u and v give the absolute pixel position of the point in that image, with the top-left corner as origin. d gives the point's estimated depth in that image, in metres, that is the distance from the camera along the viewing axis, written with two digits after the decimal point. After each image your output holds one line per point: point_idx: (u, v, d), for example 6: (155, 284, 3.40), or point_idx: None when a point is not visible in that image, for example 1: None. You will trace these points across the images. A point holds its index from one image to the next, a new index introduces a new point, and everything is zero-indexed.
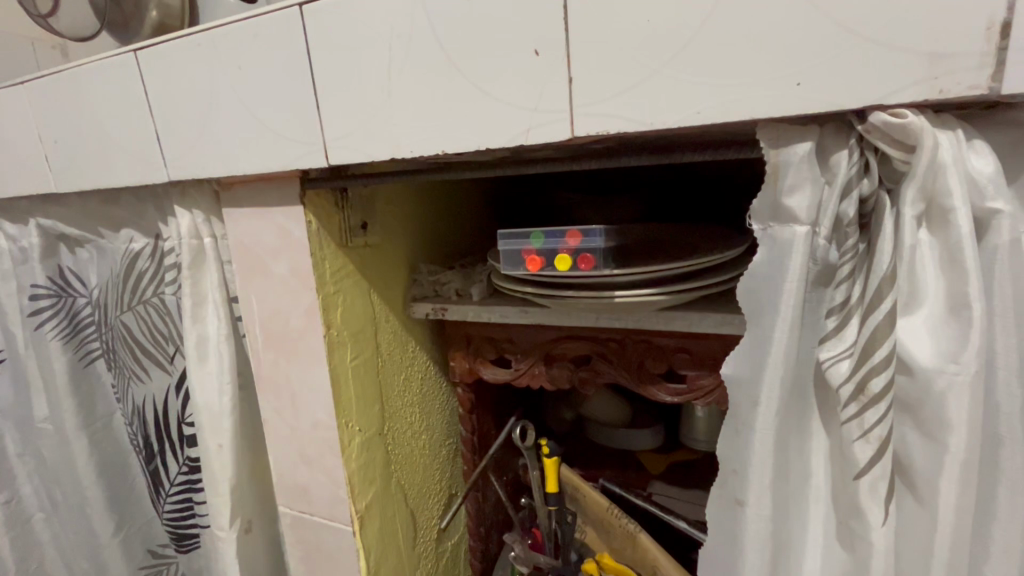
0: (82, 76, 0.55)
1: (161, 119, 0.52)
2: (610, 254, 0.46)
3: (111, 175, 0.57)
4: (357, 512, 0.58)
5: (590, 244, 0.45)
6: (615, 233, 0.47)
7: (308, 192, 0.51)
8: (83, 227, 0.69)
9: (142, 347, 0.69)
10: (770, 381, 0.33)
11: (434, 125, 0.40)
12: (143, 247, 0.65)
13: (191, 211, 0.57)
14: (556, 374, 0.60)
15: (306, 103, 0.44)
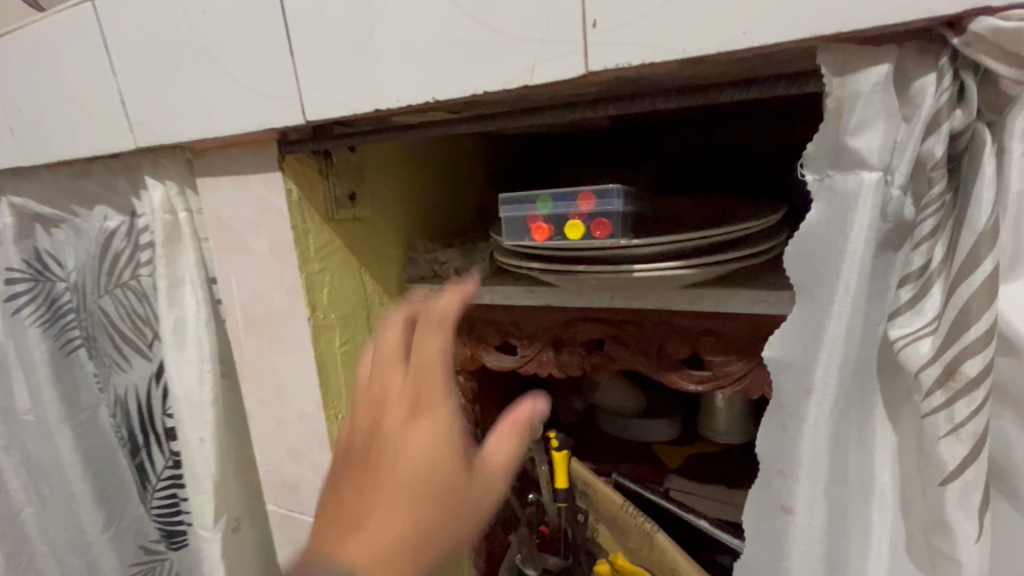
0: (40, 33, 0.50)
1: (124, 78, 0.46)
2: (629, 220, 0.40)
3: (74, 144, 0.52)
4: None
5: (606, 208, 0.39)
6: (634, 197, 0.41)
7: (286, 156, 0.45)
8: (57, 205, 0.64)
9: (120, 333, 0.64)
10: (826, 366, 0.27)
11: (423, 69, 0.34)
12: (119, 225, 0.60)
13: (163, 181, 0.52)
14: (565, 361, 0.55)
15: (279, 50, 0.39)
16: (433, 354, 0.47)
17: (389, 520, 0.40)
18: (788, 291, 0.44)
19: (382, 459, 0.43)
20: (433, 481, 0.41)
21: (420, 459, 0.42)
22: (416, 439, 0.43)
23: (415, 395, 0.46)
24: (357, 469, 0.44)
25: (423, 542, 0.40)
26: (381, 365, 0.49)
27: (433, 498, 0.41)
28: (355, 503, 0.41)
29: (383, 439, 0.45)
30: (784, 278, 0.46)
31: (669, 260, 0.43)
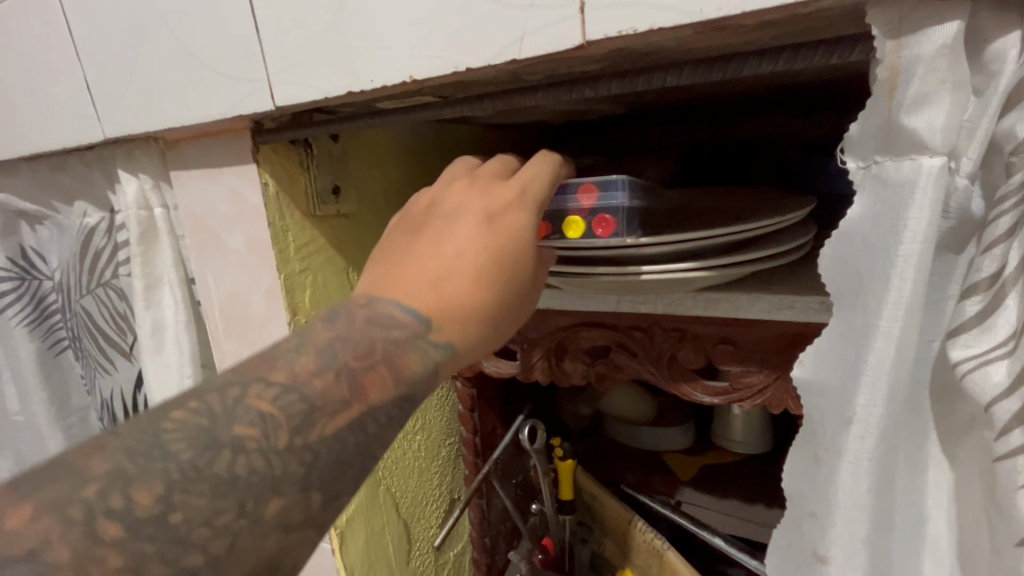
0: (5, 18, 0.47)
1: (90, 63, 0.43)
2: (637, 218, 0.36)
3: (42, 136, 0.48)
4: (336, 528, 0.50)
5: (609, 202, 0.34)
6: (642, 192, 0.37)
7: (262, 146, 0.42)
8: (37, 200, 0.61)
9: (104, 334, 0.61)
10: (870, 392, 0.23)
11: (397, 43, 0.30)
12: (99, 221, 0.58)
13: (137, 175, 0.49)
14: (568, 369, 0.51)
15: (243, 25, 0.35)
16: (545, 184, 0.32)
17: (451, 274, 0.29)
18: (816, 296, 0.39)
19: (457, 228, 0.30)
20: (519, 271, 0.30)
21: (471, 245, 0.29)
22: (487, 243, 0.29)
23: (489, 196, 0.31)
24: (418, 220, 0.32)
25: (482, 314, 0.29)
26: (465, 181, 0.32)
27: (509, 273, 0.29)
28: (424, 240, 0.30)
29: (447, 220, 0.31)
30: (810, 281, 0.41)
31: (683, 261, 0.38)
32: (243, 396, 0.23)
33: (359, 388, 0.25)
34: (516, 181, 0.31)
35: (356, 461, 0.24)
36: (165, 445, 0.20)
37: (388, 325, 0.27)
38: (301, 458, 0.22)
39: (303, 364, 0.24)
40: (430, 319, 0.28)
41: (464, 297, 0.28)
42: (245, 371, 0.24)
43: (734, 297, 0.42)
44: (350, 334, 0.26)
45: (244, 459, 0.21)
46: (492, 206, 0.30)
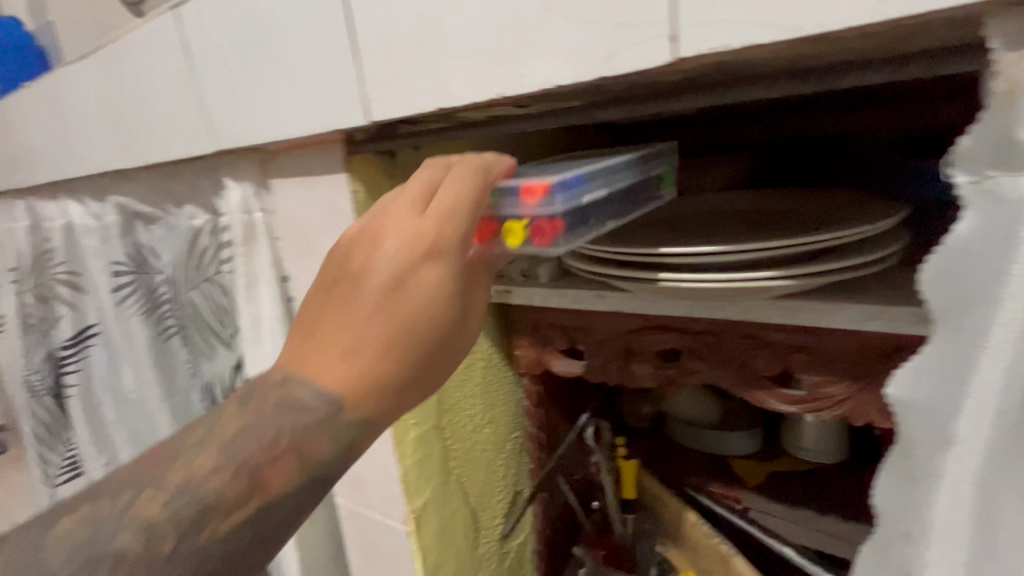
0: (134, 45, 0.53)
1: (203, 83, 0.48)
2: (579, 219, 0.32)
3: (163, 149, 0.54)
4: (413, 511, 0.54)
5: (550, 208, 0.31)
6: (591, 191, 0.33)
7: (353, 156, 0.45)
8: (153, 204, 0.69)
9: (209, 324, 0.68)
10: (976, 416, 0.22)
11: (485, 63, 0.31)
12: (205, 223, 0.64)
13: (242, 183, 0.54)
14: (636, 371, 0.52)
15: (340, 46, 0.37)
16: (455, 231, 0.32)
17: (364, 338, 0.32)
18: (907, 307, 0.37)
19: (373, 284, 0.32)
20: (431, 329, 0.33)
21: (386, 309, 0.32)
22: (403, 307, 0.32)
23: (402, 244, 0.32)
24: (332, 275, 0.33)
25: (400, 370, 0.33)
26: (378, 226, 0.33)
27: (420, 332, 0.32)
28: (339, 302, 0.32)
29: (363, 269, 0.32)
30: (902, 291, 0.39)
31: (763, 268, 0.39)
32: (133, 502, 0.29)
33: (252, 484, 0.31)
34: (428, 229, 0.32)
35: (276, 528, 0.31)
36: (47, 557, 0.27)
37: (301, 409, 0.32)
38: (182, 562, 0.29)
39: (201, 465, 0.30)
40: (353, 380, 0.32)
41: (376, 365, 0.32)
42: (142, 475, 0.30)
43: (816, 305, 0.40)
44: (264, 419, 0.32)
45: (127, 564, 0.28)
46: (405, 260, 0.32)
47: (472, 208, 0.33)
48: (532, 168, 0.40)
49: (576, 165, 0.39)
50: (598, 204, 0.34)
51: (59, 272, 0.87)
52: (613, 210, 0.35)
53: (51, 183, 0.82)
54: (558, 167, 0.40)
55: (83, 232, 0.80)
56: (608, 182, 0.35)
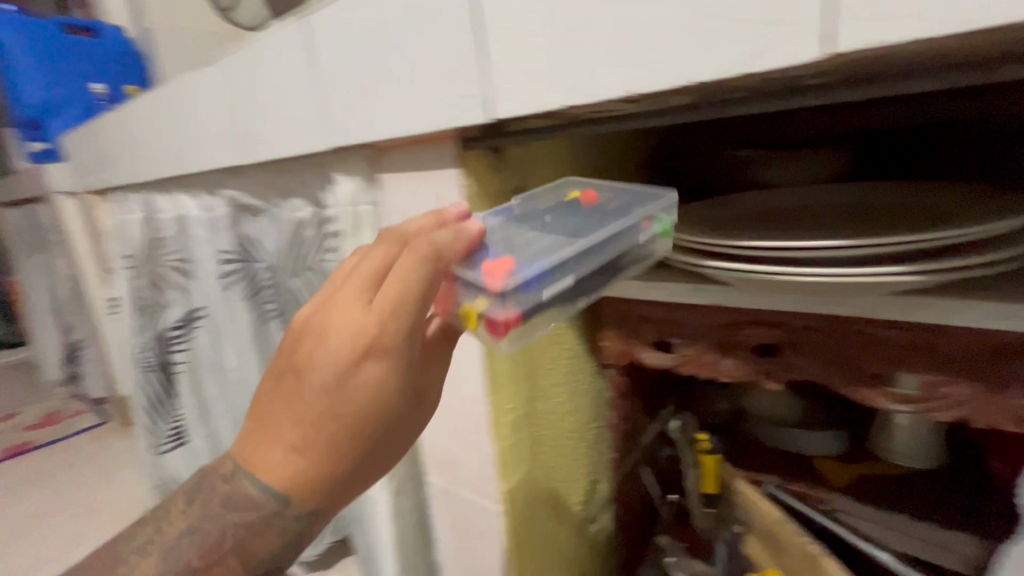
0: (257, 51, 0.58)
1: (322, 85, 0.51)
2: (534, 312, 0.37)
3: (281, 146, 0.59)
4: (505, 492, 0.56)
5: (501, 303, 0.36)
6: (551, 285, 0.38)
7: (466, 152, 0.47)
8: (262, 198, 0.75)
9: None
10: None
11: (617, 61, 0.32)
12: (309, 215, 0.68)
13: (352, 177, 0.57)
14: (730, 365, 0.52)
15: (461, 47, 0.39)
16: (388, 337, 0.38)
17: (308, 433, 0.38)
18: None
19: (319, 378, 0.38)
20: (368, 422, 0.39)
21: (327, 405, 0.38)
22: (343, 403, 0.38)
23: (345, 341, 0.37)
24: (283, 369, 0.39)
25: (349, 454, 0.39)
26: (321, 327, 0.38)
27: (363, 423, 0.39)
28: (289, 398, 0.38)
29: (310, 361, 0.38)
30: None
31: (883, 265, 0.38)
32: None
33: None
34: (362, 333, 0.38)
35: None
36: None
37: (253, 503, 0.41)
38: None
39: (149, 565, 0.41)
40: (307, 467, 0.39)
41: (318, 454, 0.39)
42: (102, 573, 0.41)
43: (939, 302, 0.39)
44: (218, 521, 0.42)
45: None
46: (347, 357, 0.38)
47: (412, 302, 0.38)
48: (506, 231, 0.44)
49: (548, 237, 0.42)
50: (557, 295, 0.39)
51: (172, 260, 0.96)
52: (572, 295, 0.40)
53: (167, 179, 0.90)
54: (533, 231, 0.44)
55: (195, 223, 0.87)
56: (572, 271, 0.39)
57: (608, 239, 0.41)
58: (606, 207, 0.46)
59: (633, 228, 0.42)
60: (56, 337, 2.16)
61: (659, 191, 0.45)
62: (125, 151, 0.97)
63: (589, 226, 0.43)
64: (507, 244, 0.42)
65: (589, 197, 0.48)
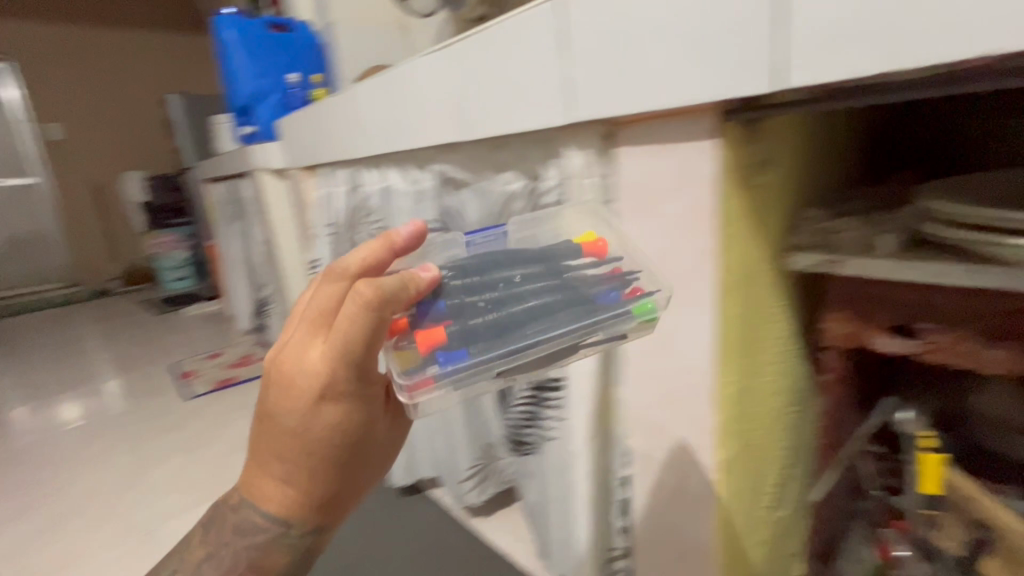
0: (500, 34, 0.63)
1: (570, 62, 0.55)
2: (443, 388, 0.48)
3: (515, 122, 0.65)
4: (719, 462, 0.57)
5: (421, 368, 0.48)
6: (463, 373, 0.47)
7: (724, 123, 0.48)
8: (473, 171, 0.83)
9: None
10: None
11: (970, 20, 0.31)
12: (520, 188, 0.73)
13: (582, 150, 0.61)
14: (999, 355, 0.48)
15: (753, 16, 0.39)
16: (336, 385, 0.49)
17: (290, 462, 0.52)
18: None
19: (286, 424, 0.50)
20: (332, 451, 0.52)
21: (298, 441, 0.51)
22: (309, 440, 0.51)
23: (303, 389, 0.49)
24: (263, 413, 0.52)
25: (323, 474, 0.53)
26: (284, 383, 0.50)
27: (329, 450, 0.52)
28: (270, 438, 0.52)
29: (279, 406, 0.50)
30: None
31: None
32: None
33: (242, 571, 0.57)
34: (316, 385, 0.49)
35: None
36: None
37: (266, 520, 0.56)
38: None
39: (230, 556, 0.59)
40: (292, 486, 0.54)
41: (304, 475, 0.53)
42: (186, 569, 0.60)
43: None
44: (242, 533, 0.58)
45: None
46: (305, 404, 0.49)
47: (353, 354, 0.48)
48: (468, 289, 0.52)
49: (498, 316, 0.50)
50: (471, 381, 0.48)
51: (375, 228, 1.09)
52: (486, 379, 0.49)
53: (379, 155, 1.03)
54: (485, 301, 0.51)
55: (399, 194, 0.98)
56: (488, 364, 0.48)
57: (564, 335, 0.48)
58: (592, 260, 0.55)
59: (616, 309, 0.50)
60: (247, 292, 2.56)
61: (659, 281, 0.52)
62: (341, 130, 1.12)
63: (539, 316, 0.50)
64: (457, 309, 0.51)
65: (592, 244, 0.55)
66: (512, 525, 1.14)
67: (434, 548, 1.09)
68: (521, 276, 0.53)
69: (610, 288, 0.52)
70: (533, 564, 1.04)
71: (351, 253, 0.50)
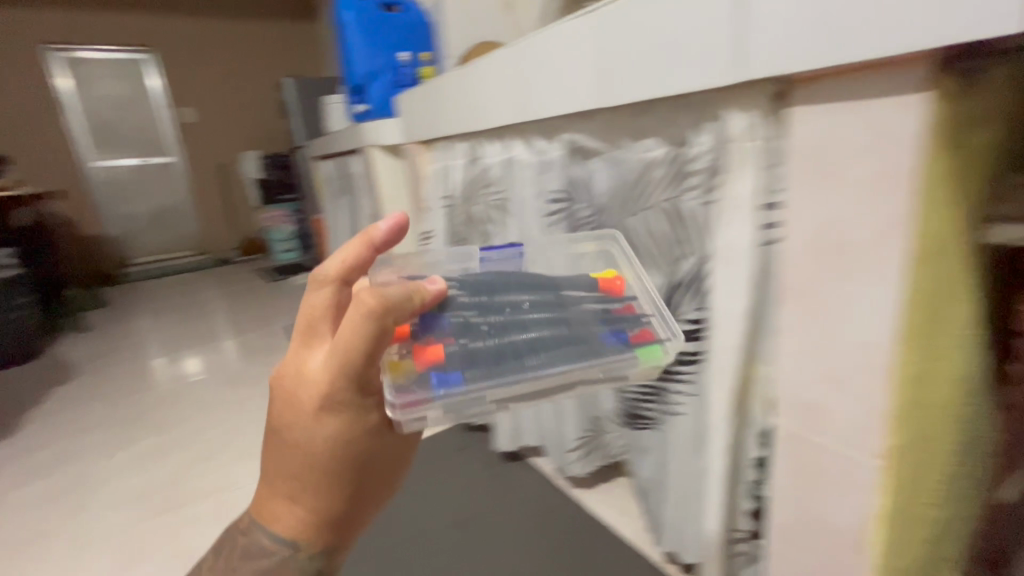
0: None
1: (744, 15, 0.52)
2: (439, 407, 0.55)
3: (668, 85, 0.63)
4: (889, 448, 0.53)
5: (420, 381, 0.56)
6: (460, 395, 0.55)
7: (936, 73, 0.43)
8: (608, 140, 0.82)
9: (644, 248, 0.79)
10: None
11: None
12: (662, 155, 0.72)
13: (747, 112, 0.58)
14: None
15: None
16: (335, 390, 0.49)
17: (296, 479, 0.52)
18: None
19: (293, 436, 0.51)
20: (337, 464, 0.52)
21: (302, 454, 0.51)
22: (314, 451, 0.51)
23: (306, 398, 0.50)
24: (269, 431, 0.53)
25: (330, 488, 0.52)
26: (289, 395, 0.51)
27: (335, 461, 0.52)
28: (275, 455, 0.52)
29: (284, 418, 0.51)
30: None
31: None
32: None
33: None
34: (318, 393, 0.49)
35: None
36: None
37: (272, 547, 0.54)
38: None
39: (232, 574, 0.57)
40: (296, 506, 0.53)
41: (311, 492, 0.52)
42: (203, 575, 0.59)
43: None
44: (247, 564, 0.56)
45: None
46: (308, 414, 0.50)
47: (352, 352, 0.48)
48: (477, 311, 0.62)
49: (497, 343, 0.60)
50: (462, 403, 0.55)
51: (494, 199, 1.12)
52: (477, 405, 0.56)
53: (503, 126, 1.04)
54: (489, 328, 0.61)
55: (522, 165, 1.00)
56: (481, 389, 0.56)
57: (563, 371, 0.58)
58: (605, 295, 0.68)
59: (622, 351, 0.60)
60: None
61: (673, 328, 0.64)
62: (463, 103, 1.15)
63: (535, 350, 0.60)
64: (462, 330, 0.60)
65: (609, 282, 0.69)
66: (614, 500, 1.14)
67: (540, 511, 1.13)
68: (527, 306, 0.64)
69: (619, 328, 0.64)
70: (640, 537, 1.04)
71: (332, 258, 0.55)
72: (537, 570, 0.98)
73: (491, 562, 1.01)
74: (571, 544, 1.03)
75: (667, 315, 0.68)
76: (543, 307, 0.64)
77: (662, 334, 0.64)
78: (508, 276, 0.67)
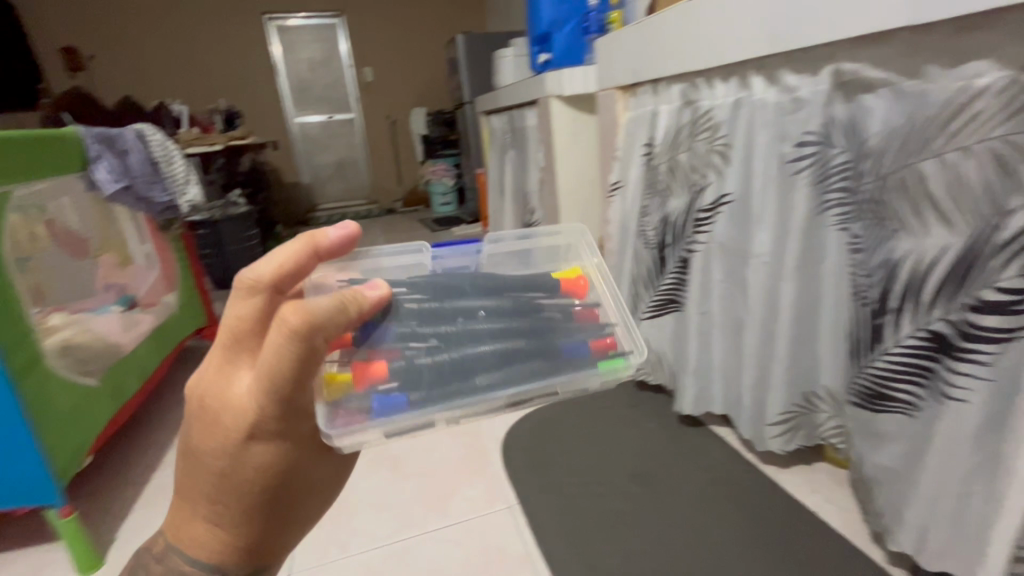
0: None
1: None
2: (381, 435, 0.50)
3: None
4: None
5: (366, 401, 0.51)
6: (405, 420, 0.50)
7: None
8: (901, 68, 0.71)
9: (937, 199, 0.67)
10: None
11: None
12: (996, 81, 0.59)
13: None
14: None
15: None
16: (262, 419, 0.44)
17: (215, 510, 0.47)
18: None
19: (214, 463, 0.45)
20: (262, 493, 0.47)
21: (223, 484, 0.46)
22: (235, 482, 0.46)
23: (230, 424, 0.44)
24: (182, 459, 0.46)
25: (256, 519, 0.48)
26: (206, 423, 0.45)
27: (263, 491, 0.47)
28: (191, 486, 0.46)
29: (201, 447, 0.45)
30: None
31: None
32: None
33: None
34: (245, 419, 0.44)
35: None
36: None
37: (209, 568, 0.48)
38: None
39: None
40: (213, 539, 0.47)
41: (234, 523, 0.47)
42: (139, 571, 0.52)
43: None
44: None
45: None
46: (231, 444, 0.44)
47: (280, 381, 0.42)
48: (422, 318, 0.55)
49: (448, 358, 0.54)
50: (409, 428, 0.51)
51: (714, 145, 1.03)
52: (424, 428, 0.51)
53: (737, 62, 0.94)
54: (435, 340, 0.55)
55: (761, 105, 0.89)
56: (427, 411, 0.51)
57: (512, 394, 0.53)
58: (569, 297, 0.62)
59: (582, 365, 0.56)
60: (513, 215, 2.81)
61: (637, 339, 0.59)
62: (683, 40, 1.06)
63: (484, 366, 0.54)
64: (406, 341, 0.54)
65: (573, 283, 0.62)
66: (811, 483, 1.05)
67: (728, 483, 1.06)
68: (482, 314, 0.57)
69: (579, 337, 0.59)
70: (853, 531, 0.93)
71: (265, 259, 0.45)
72: (731, 540, 0.93)
73: (679, 521, 0.98)
74: (767, 522, 0.96)
75: (633, 318, 0.62)
76: (499, 315, 0.57)
77: (626, 346, 0.60)
78: (463, 278, 0.60)
